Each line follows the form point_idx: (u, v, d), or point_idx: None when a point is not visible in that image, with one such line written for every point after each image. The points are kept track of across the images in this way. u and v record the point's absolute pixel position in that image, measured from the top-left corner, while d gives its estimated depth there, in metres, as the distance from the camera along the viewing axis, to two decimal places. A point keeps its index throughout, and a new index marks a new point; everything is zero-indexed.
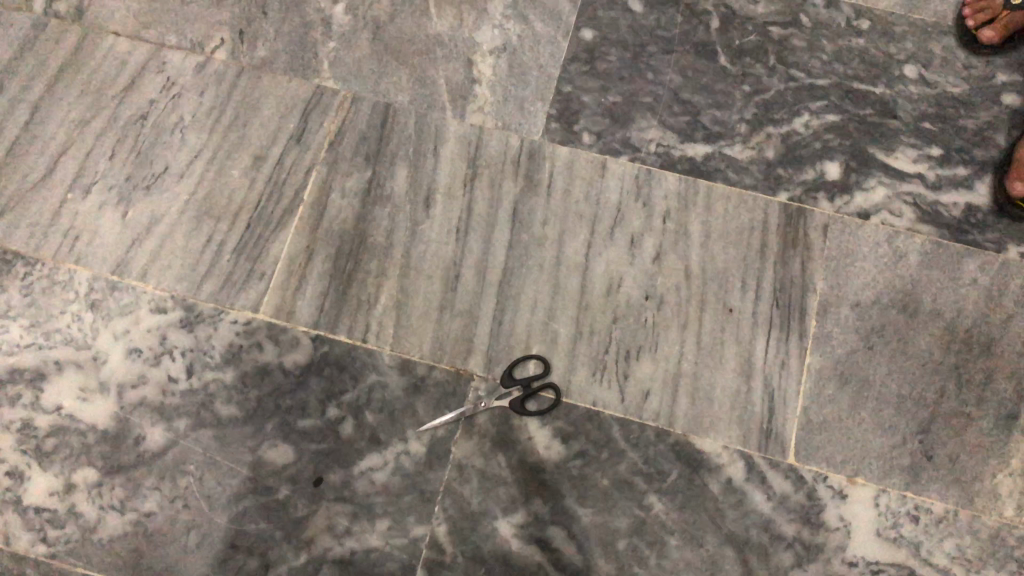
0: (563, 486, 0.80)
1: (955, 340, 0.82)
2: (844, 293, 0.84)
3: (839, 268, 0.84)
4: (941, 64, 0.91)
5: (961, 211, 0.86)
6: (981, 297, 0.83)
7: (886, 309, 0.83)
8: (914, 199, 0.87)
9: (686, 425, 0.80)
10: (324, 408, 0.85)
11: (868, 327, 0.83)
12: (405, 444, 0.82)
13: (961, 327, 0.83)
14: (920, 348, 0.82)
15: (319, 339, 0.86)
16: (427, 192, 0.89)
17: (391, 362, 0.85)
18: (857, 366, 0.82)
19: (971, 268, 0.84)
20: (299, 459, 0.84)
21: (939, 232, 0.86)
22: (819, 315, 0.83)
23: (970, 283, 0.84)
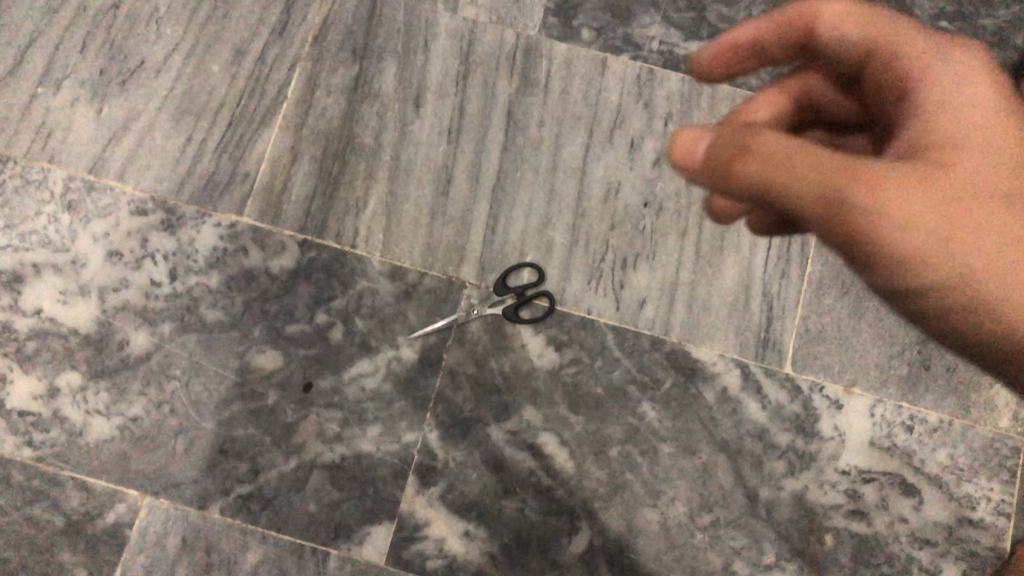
0: (556, 394, 0.79)
1: None
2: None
3: None
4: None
5: None
6: None
7: None
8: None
9: (684, 334, 0.79)
10: (313, 314, 0.83)
11: None
12: (396, 351, 0.81)
13: None
14: None
15: (305, 243, 0.83)
16: (417, 90, 0.85)
17: (381, 268, 0.82)
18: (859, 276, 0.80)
19: None
20: (288, 365, 0.82)
21: None
22: None
23: None
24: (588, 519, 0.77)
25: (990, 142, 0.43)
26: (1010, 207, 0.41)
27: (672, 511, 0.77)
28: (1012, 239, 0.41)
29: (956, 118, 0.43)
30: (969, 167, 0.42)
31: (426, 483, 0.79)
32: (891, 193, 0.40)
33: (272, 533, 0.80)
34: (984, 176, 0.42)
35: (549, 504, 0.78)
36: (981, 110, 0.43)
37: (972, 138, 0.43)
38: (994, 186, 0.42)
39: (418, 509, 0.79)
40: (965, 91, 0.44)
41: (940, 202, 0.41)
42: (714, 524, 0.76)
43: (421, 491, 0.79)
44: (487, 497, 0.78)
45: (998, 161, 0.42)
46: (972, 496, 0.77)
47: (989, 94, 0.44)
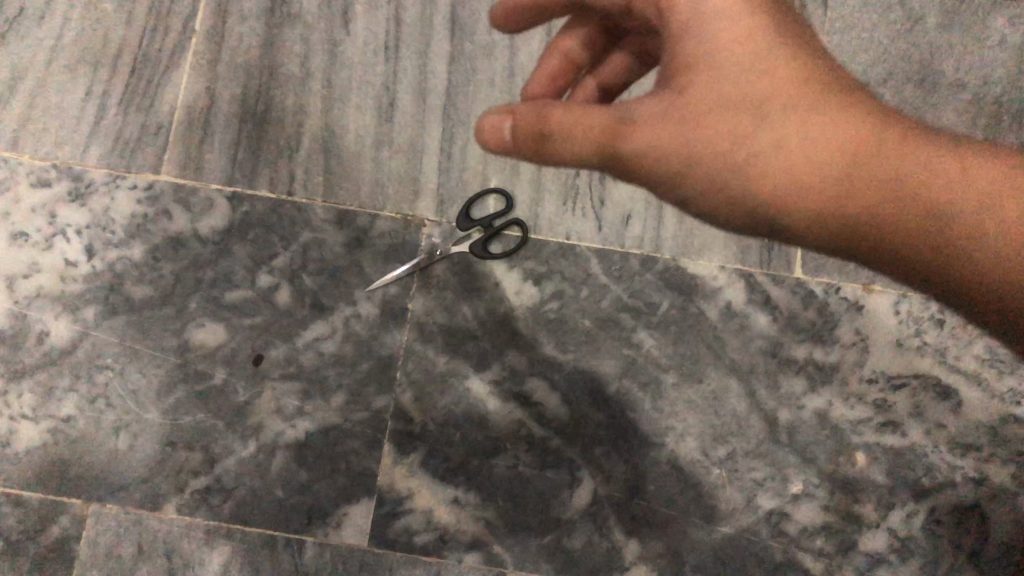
0: (540, 333, 0.70)
1: (981, 115, 0.73)
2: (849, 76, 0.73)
3: (841, 44, 0.74)
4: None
5: None
6: (1010, 58, 0.73)
7: (899, 87, 0.73)
8: None
9: (675, 250, 0.70)
10: (254, 277, 0.72)
11: None
12: (353, 307, 0.71)
13: (987, 96, 0.73)
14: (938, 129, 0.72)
15: (236, 197, 0.73)
16: (344, 6, 0.74)
17: (326, 214, 0.72)
18: None
19: (997, 27, 0.74)
20: (233, 337, 0.72)
21: None
22: None
23: (996, 44, 0.73)
24: (590, 468, 0.68)
25: (750, 57, 0.42)
26: (773, 122, 0.41)
27: (683, 447, 0.68)
28: (777, 155, 0.41)
29: (715, 36, 0.43)
30: (730, 88, 0.42)
31: (404, 451, 0.70)
32: (647, 136, 0.41)
33: (238, 528, 0.71)
34: (748, 94, 0.42)
35: (545, 458, 0.68)
36: (739, 24, 0.43)
37: (730, 58, 0.42)
38: (757, 104, 0.42)
39: (399, 481, 0.69)
40: (721, 7, 0.43)
41: (698, 131, 0.41)
42: (732, 456, 0.68)
43: (400, 461, 0.69)
44: (475, 457, 0.69)
45: (759, 75, 0.42)
46: (1017, 390, 0.68)
47: (746, 5, 0.43)
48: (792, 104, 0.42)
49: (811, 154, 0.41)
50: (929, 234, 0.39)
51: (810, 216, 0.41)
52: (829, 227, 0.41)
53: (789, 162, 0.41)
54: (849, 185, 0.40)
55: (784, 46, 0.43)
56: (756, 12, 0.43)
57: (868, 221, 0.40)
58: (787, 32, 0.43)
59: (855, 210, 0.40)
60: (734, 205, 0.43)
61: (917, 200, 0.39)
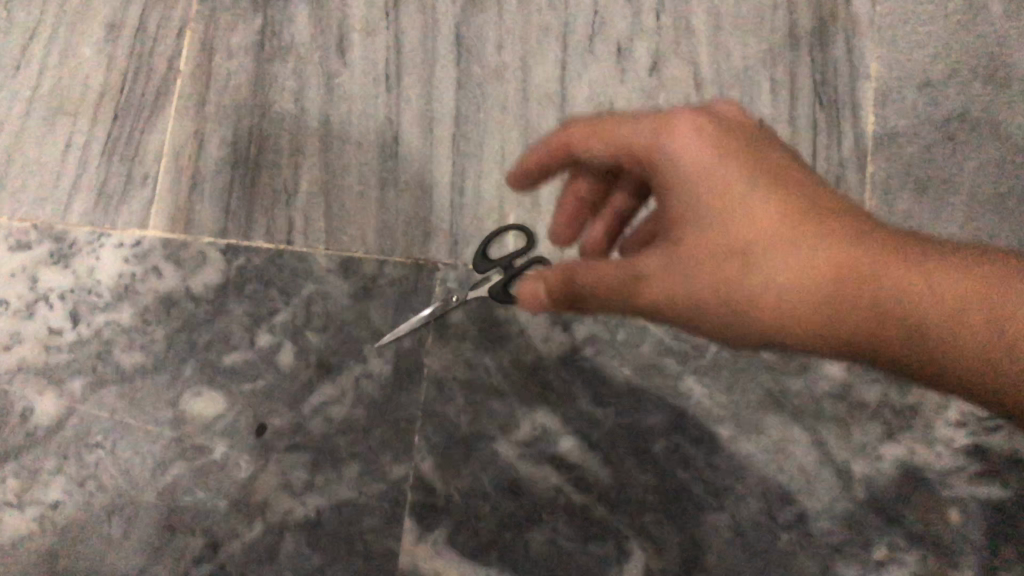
0: (573, 385, 0.62)
1: None
2: (900, 81, 0.66)
3: (900, 38, 0.67)
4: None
5: None
6: None
7: (966, 83, 0.66)
8: None
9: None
10: (253, 337, 0.65)
11: (945, 110, 0.65)
12: (364, 366, 0.64)
13: None
14: (1012, 127, 0.65)
15: (231, 250, 0.66)
16: (339, 34, 0.68)
17: (330, 263, 0.65)
18: (935, 164, 0.65)
19: None
20: (233, 405, 0.65)
21: None
22: (878, 104, 0.66)
23: None
24: (640, 540, 0.59)
25: (734, 200, 0.47)
26: (761, 259, 0.46)
27: (746, 509, 0.59)
28: (768, 286, 0.46)
29: (702, 184, 0.47)
30: (722, 228, 0.47)
31: (428, 526, 0.62)
32: (656, 278, 0.48)
33: None
34: (738, 234, 0.46)
35: (588, 530, 0.59)
36: (719, 167, 0.47)
37: (717, 201, 0.47)
38: (750, 243, 0.46)
39: (423, 561, 0.61)
40: (702, 156, 0.47)
41: (706, 270, 0.46)
42: (803, 518, 0.58)
43: (423, 538, 0.62)
44: (506, 531, 0.60)
45: (747, 214, 0.46)
46: None
47: (722, 149, 0.48)
48: (780, 237, 0.46)
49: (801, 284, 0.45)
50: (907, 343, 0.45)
51: (805, 337, 0.47)
52: (827, 339, 0.46)
53: (784, 291, 0.46)
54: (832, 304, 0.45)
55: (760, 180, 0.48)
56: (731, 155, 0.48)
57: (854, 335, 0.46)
58: (761, 168, 0.48)
59: (843, 326, 0.46)
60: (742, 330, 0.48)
61: (889, 314, 0.45)
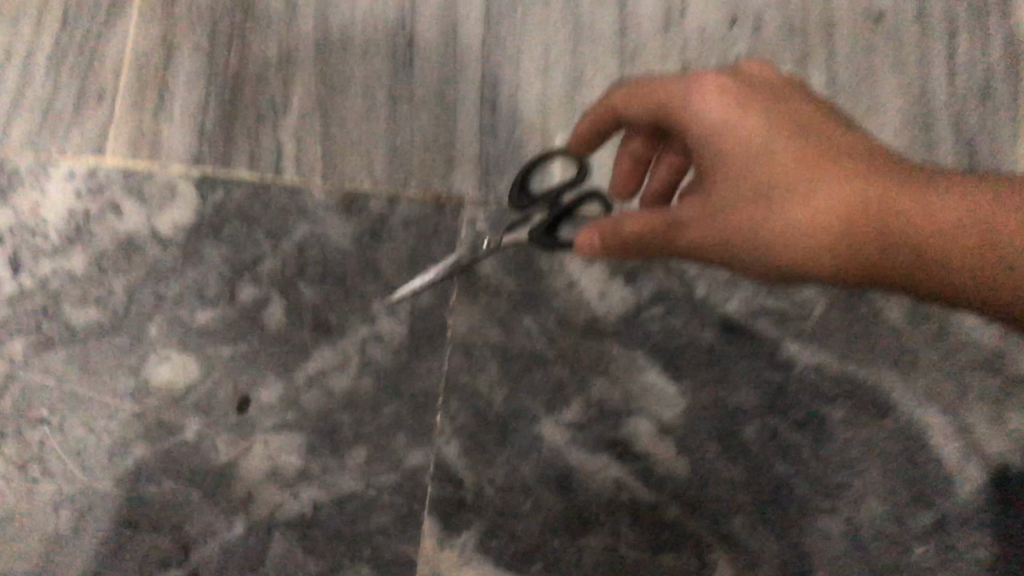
0: (639, 351, 0.48)
1: None
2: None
3: None
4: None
5: None
6: None
7: None
8: None
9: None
10: (234, 290, 0.52)
11: None
12: (371, 326, 0.51)
13: None
14: None
15: (207, 182, 0.53)
16: None
17: (326, 197, 0.51)
18: None
19: None
20: (210, 375, 0.53)
21: None
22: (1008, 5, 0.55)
23: None
24: (725, 550, 0.46)
25: (766, 146, 0.39)
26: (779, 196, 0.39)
27: (864, 512, 0.46)
28: (797, 236, 0.39)
29: (729, 133, 0.40)
30: (756, 175, 0.39)
31: (452, 526, 0.49)
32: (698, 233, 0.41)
33: None
34: (776, 186, 0.39)
35: (660, 535, 0.47)
36: (747, 114, 0.40)
37: (745, 154, 0.40)
38: (789, 196, 0.39)
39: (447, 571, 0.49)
40: (719, 108, 0.40)
41: (747, 224, 0.40)
42: (940, 523, 0.46)
43: (446, 541, 0.49)
44: (553, 535, 0.48)
45: (782, 163, 0.39)
46: None
47: (747, 101, 0.41)
48: (822, 184, 0.38)
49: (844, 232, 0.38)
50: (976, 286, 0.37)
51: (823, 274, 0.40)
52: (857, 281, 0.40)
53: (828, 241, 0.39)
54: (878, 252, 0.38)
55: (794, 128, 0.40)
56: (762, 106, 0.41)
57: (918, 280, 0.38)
58: (801, 119, 0.41)
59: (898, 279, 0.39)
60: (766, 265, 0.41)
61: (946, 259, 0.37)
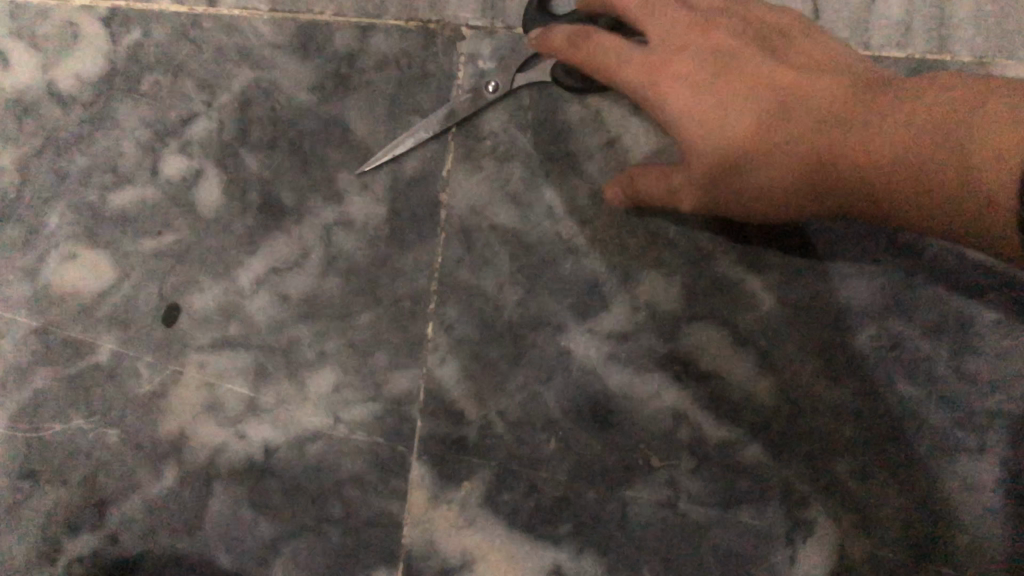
0: (704, 235, 0.36)
1: None
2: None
3: None
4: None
5: None
6: None
7: None
8: None
9: (980, 47, 0.36)
10: (158, 163, 0.39)
11: None
12: (340, 207, 0.37)
13: None
14: None
15: (119, 18, 0.39)
16: None
17: (276, 35, 0.38)
18: None
19: None
20: (126, 276, 0.39)
21: None
22: None
23: None
24: (825, 502, 0.35)
25: (749, 99, 0.30)
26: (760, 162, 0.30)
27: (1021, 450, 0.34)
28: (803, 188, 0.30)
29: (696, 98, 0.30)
30: (738, 135, 0.30)
31: (452, 476, 0.36)
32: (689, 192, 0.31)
33: None
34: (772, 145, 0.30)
35: (738, 482, 0.35)
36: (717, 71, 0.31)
37: (716, 117, 0.30)
38: (786, 155, 0.30)
39: (443, 536, 0.36)
40: (681, 72, 0.31)
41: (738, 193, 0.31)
42: None
43: (444, 496, 0.36)
44: (587, 485, 0.36)
45: (769, 119, 0.30)
46: None
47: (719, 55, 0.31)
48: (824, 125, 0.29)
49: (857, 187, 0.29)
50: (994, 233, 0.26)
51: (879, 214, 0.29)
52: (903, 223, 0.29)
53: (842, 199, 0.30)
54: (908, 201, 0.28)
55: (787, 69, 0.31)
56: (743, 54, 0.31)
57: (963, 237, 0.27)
58: (798, 57, 0.31)
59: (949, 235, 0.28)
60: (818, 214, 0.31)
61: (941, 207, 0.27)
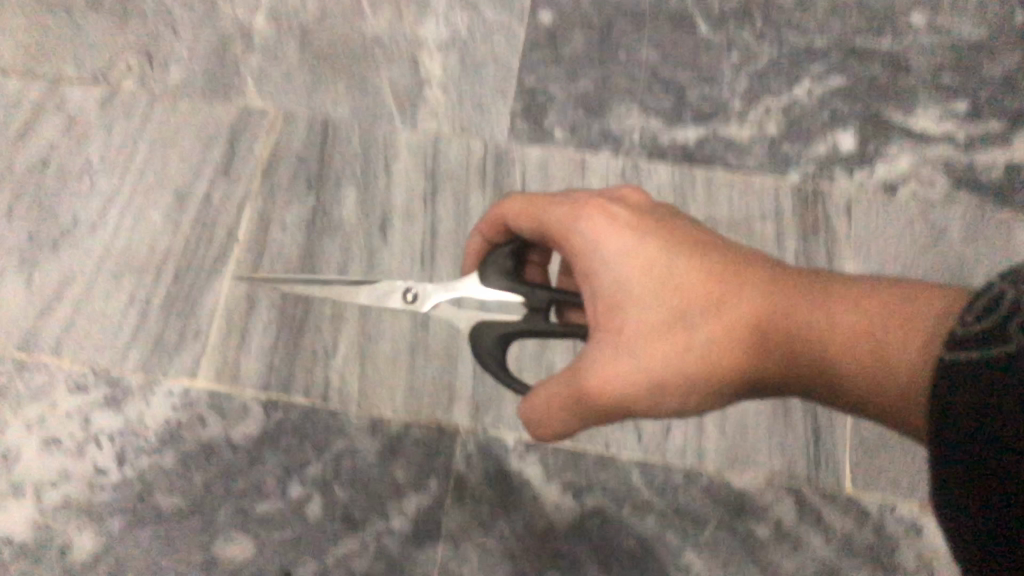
0: (580, 552, 0.73)
1: None
2: None
3: (871, 253, 0.78)
4: (969, 13, 0.85)
5: (1000, 172, 0.80)
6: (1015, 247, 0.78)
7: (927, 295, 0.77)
8: (943, 164, 0.81)
9: (717, 462, 0.75)
10: (286, 486, 0.73)
11: None
12: (386, 521, 0.72)
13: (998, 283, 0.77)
14: None
15: (270, 403, 0.75)
16: (382, 216, 0.79)
17: (360, 421, 0.74)
18: None
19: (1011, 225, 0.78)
20: (261, 551, 0.71)
21: (981, 203, 0.79)
22: None
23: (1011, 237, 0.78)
24: None
25: (696, 279, 0.53)
26: (696, 324, 0.52)
27: None
28: (723, 352, 0.51)
29: (651, 271, 0.53)
30: (685, 300, 0.52)
31: None
32: (605, 391, 0.52)
33: None
34: (726, 311, 0.51)
35: None
36: (675, 265, 0.53)
37: (666, 285, 0.53)
38: (723, 324, 0.51)
39: None
40: (643, 251, 0.54)
41: (684, 351, 0.51)
42: None
43: None
44: None
45: (709, 292, 0.52)
46: None
47: (678, 240, 0.55)
48: (747, 300, 0.51)
49: (783, 352, 0.50)
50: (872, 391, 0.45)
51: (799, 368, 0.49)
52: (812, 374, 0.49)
53: (769, 365, 0.51)
54: (838, 346, 0.47)
55: (713, 262, 0.53)
56: (664, 231, 0.55)
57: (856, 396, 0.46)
58: (716, 252, 0.54)
59: (823, 390, 0.49)
60: (727, 367, 0.51)
61: (841, 368, 0.46)
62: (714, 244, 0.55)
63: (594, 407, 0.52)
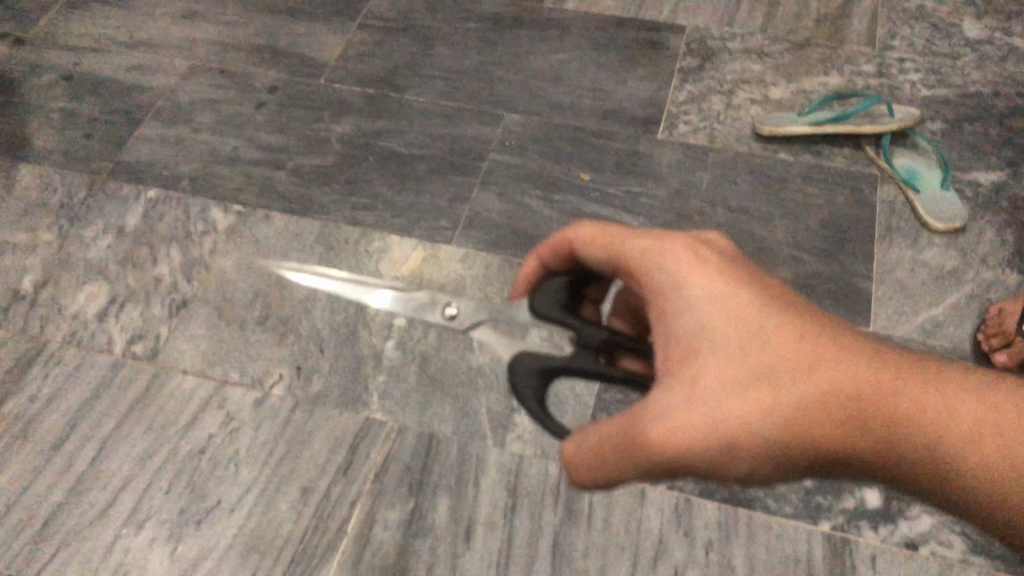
0: None
1: None
2: None
3: None
4: None
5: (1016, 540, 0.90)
6: None
7: None
8: (962, 528, 0.92)
9: None
10: None
11: None
12: None
13: None
14: None
15: None
16: (467, 523, 0.94)
17: None
18: None
19: None
20: None
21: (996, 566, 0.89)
22: None
23: None
24: None
25: (790, 338, 0.55)
26: (787, 385, 0.53)
27: None
28: (811, 415, 0.53)
29: (745, 326, 0.55)
30: (778, 358, 0.54)
31: None
32: (670, 438, 0.52)
33: None
34: (821, 376, 0.53)
35: None
36: (768, 320, 0.55)
37: (761, 339, 0.54)
38: (821, 387, 0.53)
39: None
40: (739, 305, 0.56)
41: (770, 407, 0.53)
42: None
43: None
44: None
45: (806, 354, 0.54)
46: None
47: (766, 295, 0.57)
48: (843, 369, 0.53)
49: (877, 430, 0.53)
50: (984, 479, 0.52)
51: (883, 448, 0.53)
52: (887, 450, 0.53)
53: (857, 444, 0.53)
54: (941, 437, 0.53)
55: (805, 324, 0.55)
56: (753, 286, 0.58)
57: (955, 478, 0.53)
58: (804, 314, 0.56)
59: (904, 471, 0.54)
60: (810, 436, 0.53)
61: (949, 453, 0.52)
62: (796, 303, 0.57)
63: (661, 455, 0.53)
